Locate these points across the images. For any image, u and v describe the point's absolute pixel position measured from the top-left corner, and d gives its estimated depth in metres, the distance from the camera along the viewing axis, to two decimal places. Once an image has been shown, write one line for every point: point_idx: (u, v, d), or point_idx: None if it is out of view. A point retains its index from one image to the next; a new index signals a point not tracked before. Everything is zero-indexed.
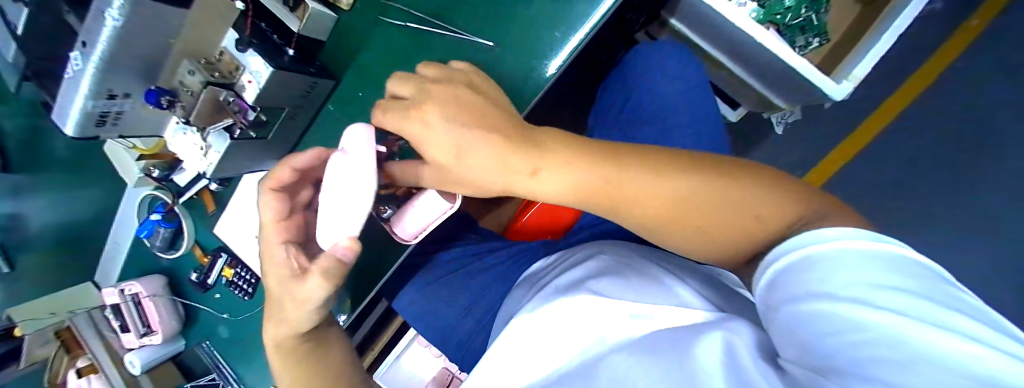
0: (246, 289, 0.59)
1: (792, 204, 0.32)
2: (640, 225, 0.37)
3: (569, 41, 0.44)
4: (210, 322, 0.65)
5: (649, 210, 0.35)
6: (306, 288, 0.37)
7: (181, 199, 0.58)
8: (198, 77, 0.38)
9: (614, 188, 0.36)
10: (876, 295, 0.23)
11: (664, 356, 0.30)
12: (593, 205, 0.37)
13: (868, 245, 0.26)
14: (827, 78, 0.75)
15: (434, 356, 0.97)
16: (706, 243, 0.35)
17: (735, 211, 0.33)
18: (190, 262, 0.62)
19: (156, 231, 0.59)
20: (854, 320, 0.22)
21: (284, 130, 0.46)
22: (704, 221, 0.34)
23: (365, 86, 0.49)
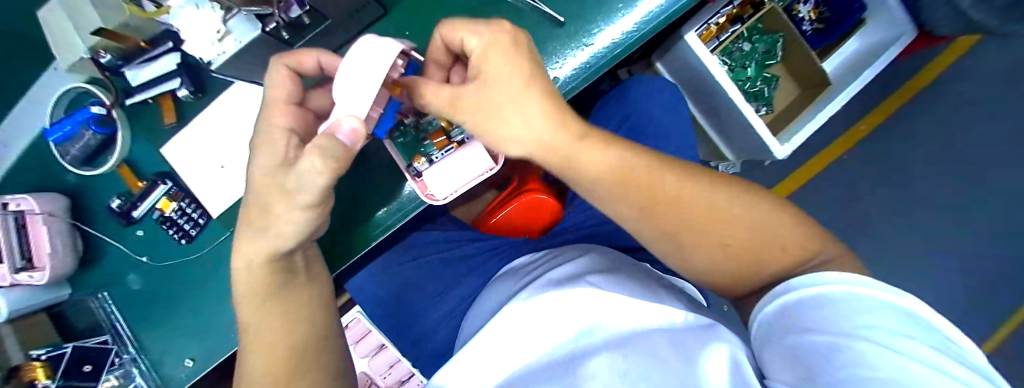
0: (186, 232, 0.48)
1: (806, 244, 0.36)
2: (663, 232, 0.38)
3: (626, 33, 0.47)
4: (120, 268, 0.51)
5: (682, 214, 0.37)
6: (297, 173, 0.29)
7: (130, 101, 0.46)
8: None
9: (652, 183, 0.38)
10: (886, 338, 0.25)
11: (667, 358, 0.32)
12: (629, 200, 0.38)
13: (883, 295, 0.28)
14: (775, 141, 0.88)
15: (359, 357, 0.88)
16: (721, 262, 0.38)
17: (760, 239, 0.37)
18: (111, 186, 0.49)
19: (78, 134, 0.46)
20: (866, 355, 0.24)
21: (316, 43, 0.40)
22: (726, 236, 0.37)
23: (415, 27, 0.47)
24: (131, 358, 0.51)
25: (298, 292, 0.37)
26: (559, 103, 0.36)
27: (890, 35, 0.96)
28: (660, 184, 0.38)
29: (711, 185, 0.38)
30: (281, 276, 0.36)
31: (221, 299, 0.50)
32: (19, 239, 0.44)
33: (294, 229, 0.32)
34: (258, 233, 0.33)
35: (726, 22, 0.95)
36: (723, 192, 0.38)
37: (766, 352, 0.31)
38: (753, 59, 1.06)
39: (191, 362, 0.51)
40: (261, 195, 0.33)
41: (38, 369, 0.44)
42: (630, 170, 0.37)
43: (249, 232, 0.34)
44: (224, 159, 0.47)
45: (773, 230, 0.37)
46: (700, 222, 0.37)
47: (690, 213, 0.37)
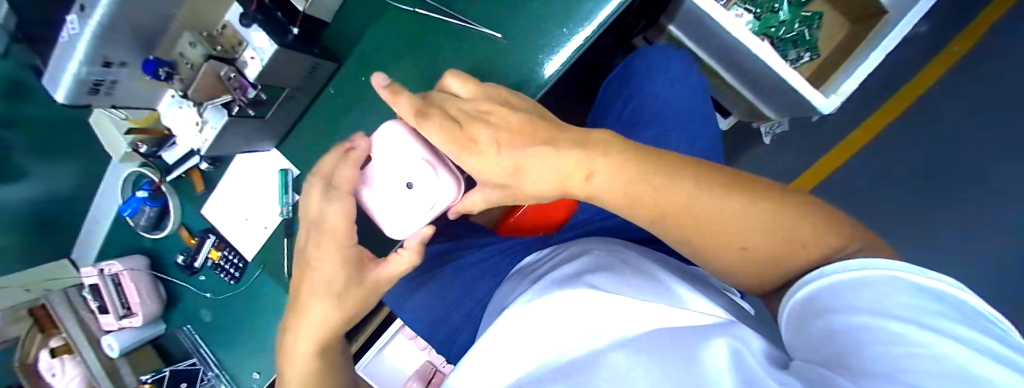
0: (233, 273, 0.58)
1: (834, 233, 0.31)
2: (686, 245, 0.36)
3: (572, 38, 0.44)
4: (193, 304, 0.63)
5: (692, 228, 0.34)
6: (389, 267, 0.42)
7: (168, 177, 0.55)
8: (199, 50, 0.37)
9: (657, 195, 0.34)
10: (925, 317, 0.21)
11: (663, 355, 0.24)
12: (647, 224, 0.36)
13: (920, 278, 0.23)
14: (816, 93, 0.74)
15: (420, 349, 0.96)
16: (754, 259, 0.33)
17: (777, 237, 0.32)
18: (175, 244, 0.60)
19: (139, 209, 0.57)
20: (897, 334, 0.20)
21: (283, 111, 0.45)
22: (746, 241, 0.33)
23: (367, 70, 0.49)
24: (216, 373, 0.64)
25: (331, 365, 0.42)
26: (524, 116, 0.38)
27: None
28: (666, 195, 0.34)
29: (717, 180, 0.34)
30: (323, 357, 0.42)
31: (269, 321, 0.60)
32: (116, 293, 0.60)
33: (337, 317, 0.41)
34: (307, 315, 0.41)
35: None
36: (733, 188, 0.33)
37: (791, 345, 0.26)
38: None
39: (259, 374, 0.62)
40: (314, 284, 0.41)
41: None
42: (633, 183, 0.35)
43: (294, 318, 0.42)
44: (247, 214, 0.55)
45: (795, 223, 0.32)
46: (708, 228, 0.34)
47: (695, 220, 0.34)
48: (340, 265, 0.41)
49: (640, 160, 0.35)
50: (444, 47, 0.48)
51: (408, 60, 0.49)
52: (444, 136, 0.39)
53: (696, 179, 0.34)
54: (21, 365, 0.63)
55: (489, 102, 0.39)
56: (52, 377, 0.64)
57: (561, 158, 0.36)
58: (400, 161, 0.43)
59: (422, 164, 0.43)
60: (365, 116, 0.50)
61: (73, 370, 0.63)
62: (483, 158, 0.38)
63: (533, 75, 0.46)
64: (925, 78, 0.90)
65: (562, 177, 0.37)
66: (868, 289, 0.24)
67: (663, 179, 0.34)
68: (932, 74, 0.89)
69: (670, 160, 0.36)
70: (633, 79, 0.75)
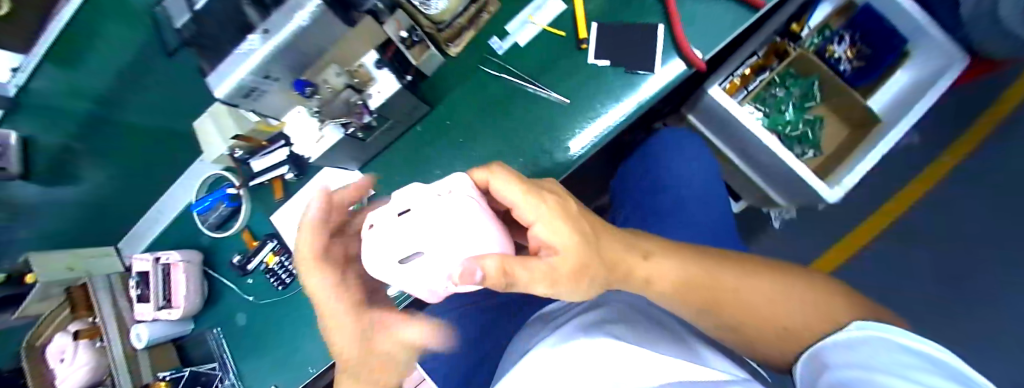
0: (283, 280, 0.61)
1: (849, 307, 0.38)
2: (731, 322, 0.41)
3: (626, 109, 0.55)
4: (232, 306, 0.65)
5: (749, 306, 0.40)
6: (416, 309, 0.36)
7: (252, 182, 0.61)
8: (342, 80, 0.45)
9: (712, 282, 0.41)
10: (898, 362, 0.29)
11: None
12: (699, 312, 0.41)
13: (899, 338, 0.32)
14: (822, 183, 0.83)
15: None
16: (786, 324, 0.39)
17: (814, 314, 0.38)
18: (235, 245, 0.64)
19: (215, 206, 0.62)
20: (870, 366, 0.29)
21: (381, 136, 0.53)
22: (787, 320, 0.39)
23: (454, 115, 0.58)
24: (232, 382, 0.64)
25: None
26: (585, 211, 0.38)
27: (936, 63, 0.91)
28: (721, 280, 0.41)
29: (746, 270, 0.42)
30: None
31: (305, 333, 0.62)
32: (162, 286, 0.62)
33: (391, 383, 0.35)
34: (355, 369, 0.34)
35: (749, 73, 1.01)
36: (760, 275, 0.42)
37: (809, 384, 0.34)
38: (790, 103, 1.05)
39: None
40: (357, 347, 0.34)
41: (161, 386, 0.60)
42: (698, 277, 0.41)
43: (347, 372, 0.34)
44: None
45: (818, 300, 0.39)
46: (757, 311, 0.40)
47: (742, 303, 0.40)
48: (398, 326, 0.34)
49: (688, 252, 0.42)
50: (519, 103, 0.57)
51: (488, 109, 0.57)
52: (521, 187, 0.35)
53: (724, 264, 0.42)
54: (29, 347, 0.65)
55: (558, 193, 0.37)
56: (59, 363, 0.65)
57: (629, 251, 0.39)
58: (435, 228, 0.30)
59: (482, 239, 0.30)
60: (447, 150, 0.58)
61: (84, 360, 0.64)
62: (552, 221, 0.34)
63: (594, 134, 0.55)
64: (923, 181, 0.97)
65: (626, 258, 0.39)
66: (862, 344, 0.32)
67: (709, 269, 0.41)
68: (936, 175, 0.96)
69: (711, 256, 0.43)
70: (661, 152, 0.85)
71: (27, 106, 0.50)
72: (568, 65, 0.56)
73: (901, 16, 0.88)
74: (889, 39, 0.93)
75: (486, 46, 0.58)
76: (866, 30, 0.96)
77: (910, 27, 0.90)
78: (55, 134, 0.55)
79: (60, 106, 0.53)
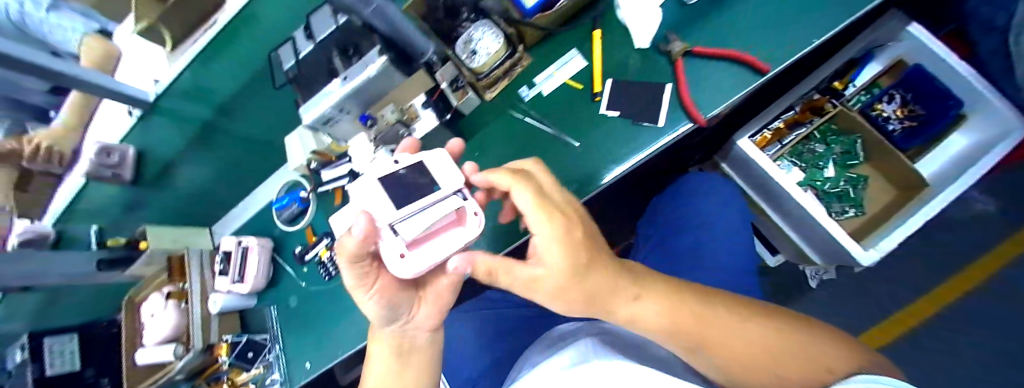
0: (331, 271, 0.74)
1: (842, 358, 0.42)
2: (717, 363, 0.43)
3: (634, 156, 0.61)
4: (289, 289, 0.79)
5: (735, 353, 0.43)
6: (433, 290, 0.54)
7: (320, 189, 0.75)
8: (394, 115, 0.58)
9: (699, 320, 0.45)
10: None
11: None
12: (688, 348, 0.44)
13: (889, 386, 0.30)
14: (857, 245, 0.83)
15: None
16: (775, 360, 0.43)
17: (800, 363, 0.42)
18: (298, 238, 0.79)
19: (291, 205, 0.78)
20: None
21: None
22: (775, 370, 0.42)
23: (482, 149, 0.68)
24: (276, 354, 0.77)
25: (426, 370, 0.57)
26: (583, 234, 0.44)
27: (997, 129, 0.87)
28: (712, 320, 0.45)
29: (741, 320, 0.45)
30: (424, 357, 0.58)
31: (341, 320, 0.73)
32: (239, 263, 0.77)
33: (422, 374, 0.56)
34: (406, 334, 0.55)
35: (784, 127, 1.02)
36: (760, 325, 0.45)
37: None
38: (828, 161, 1.05)
39: (309, 365, 0.74)
40: (400, 346, 0.55)
41: (223, 347, 0.75)
42: (679, 315, 0.44)
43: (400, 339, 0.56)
44: None
45: (805, 348, 0.43)
46: (752, 357, 0.43)
47: (738, 352, 0.43)
48: (430, 329, 0.56)
49: (682, 297, 0.46)
50: (542, 141, 0.66)
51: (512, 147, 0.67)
52: (535, 199, 0.44)
53: (718, 310, 0.46)
54: (130, 301, 0.80)
55: (565, 209, 0.44)
56: (149, 317, 0.78)
57: (620, 283, 0.45)
58: (404, 234, 0.48)
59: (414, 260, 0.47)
60: None
61: (170, 316, 0.77)
62: (551, 242, 0.42)
63: (604, 173, 0.62)
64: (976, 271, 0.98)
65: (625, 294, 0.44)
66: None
67: (698, 309, 0.45)
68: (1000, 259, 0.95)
69: (710, 301, 0.47)
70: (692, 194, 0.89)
71: (160, 114, 0.68)
72: (581, 113, 0.65)
73: (953, 77, 0.88)
74: (943, 100, 0.92)
75: (516, 92, 0.68)
76: (916, 90, 0.95)
77: (964, 90, 0.89)
78: (167, 145, 0.74)
79: (187, 115, 0.71)
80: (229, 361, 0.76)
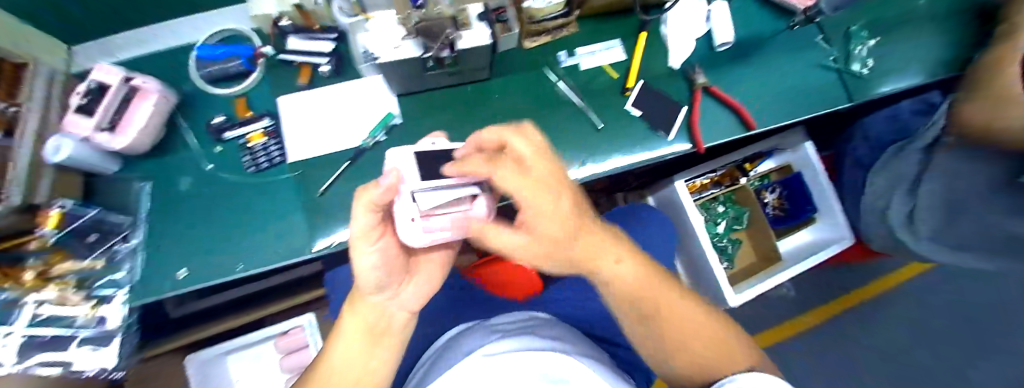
0: (259, 163, 0.58)
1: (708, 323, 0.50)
2: (655, 332, 0.49)
3: (638, 155, 0.63)
4: (183, 166, 0.59)
5: (666, 318, 0.49)
6: (429, 255, 0.49)
7: (279, 56, 0.59)
8: (450, 9, 0.47)
9: (587, 246, 0.46)
10: None
11: None
12: (627, 302, 0.49)
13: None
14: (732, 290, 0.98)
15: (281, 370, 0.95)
16: (702, 357, 0.47)
17: (707, 334, 0.49)
18: (222, 106, 0.60)
19: (226, 59, 0.58)
20: None
21: (437, 75, 0.56)
22: (682, 331, 0.49)
23: (503, 92, 0.63)
24: (135, 244, 0.56)
25: (394, 357, 0.47)
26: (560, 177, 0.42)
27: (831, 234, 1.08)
28: (603, 266, 0.48)
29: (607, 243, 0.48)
30: (386, 340, 0.46)
31: (252, 230, 0.57)
32: (118, 108, 0.53)
33: (392, 360, 0.47)
34: (382, 309, 0.45)
35: (706, 183, 1.13)
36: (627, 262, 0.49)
37: None
38: (724, 220, 1.18)
39: (185, 274, 0.55)
40: (376, 325, 0.45)
41: (53, 216, 0.48)
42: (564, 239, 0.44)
43: (374, 315, 0.45)
44: (322, 132, 0.58)
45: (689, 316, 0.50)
46: (648, 299, 0.49)
47: (643, 295, 0.49)
48: (413, 309, 0.48)
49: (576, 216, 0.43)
50: (566, 108, 0.64)
51: (534, 103, 0.64)
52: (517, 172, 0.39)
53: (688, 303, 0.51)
54: None
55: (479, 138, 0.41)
56: None
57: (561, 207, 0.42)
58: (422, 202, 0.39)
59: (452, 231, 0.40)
60: (485, 120, 0.63)
61: None
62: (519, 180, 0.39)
63: (609, 159, 0.63)
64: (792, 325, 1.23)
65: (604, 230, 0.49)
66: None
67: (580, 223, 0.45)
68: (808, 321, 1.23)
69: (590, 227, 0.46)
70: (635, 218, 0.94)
71: None
72: (608, 99, 0.65)
73: (818, 189, 1.07)
74: (805, 204, 1.11)
75: (554, 53, 0.65)
76: (792, 191, 1.14)
77: (821, 200, 1.08)
78: None
79: None
80: (53, 237, 0.49)
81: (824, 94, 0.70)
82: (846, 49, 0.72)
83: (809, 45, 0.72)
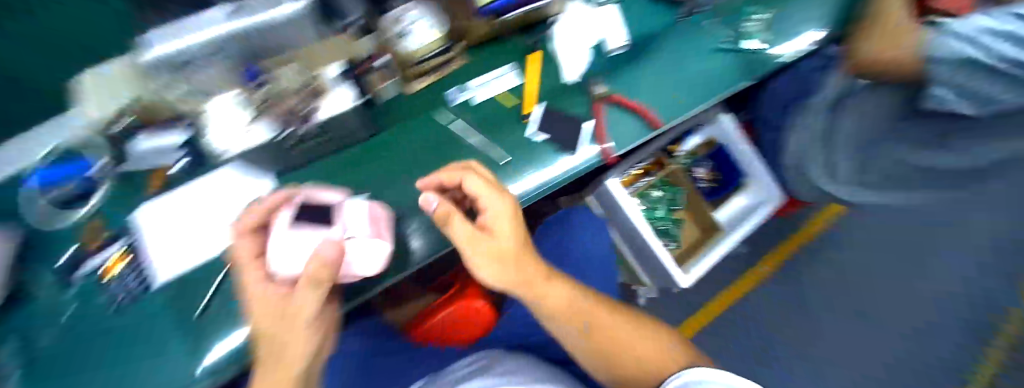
0: (126, 294, 0.50)
1: (655, 343, 0.53)
2: (589, 349, 0.53)
3: (535, 172, 0.59)
4: (36, 320, 0.50)
5: (610, 338, 0.54)
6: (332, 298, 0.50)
7: (127, 163, 0.54)
8: (297, 81, 0.46)
9: (533, 287, 0.51)
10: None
11: None
12: (573, 327, 0.53)
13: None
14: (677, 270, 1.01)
15: None
16: (645, 370, 0.51)
17: (649, 347, 0.53)
18: (70, 237, 0.54)
19: (60, 182, 0.52)
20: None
21: (310, 147, 0.51)
22: (630, 352, 0.52)
23: (394, 145, 0.58)
24: None
25: None
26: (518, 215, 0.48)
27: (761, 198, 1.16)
28: (549, 296, 0.52)
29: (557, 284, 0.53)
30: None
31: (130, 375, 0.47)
32: None
33: None
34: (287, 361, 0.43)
35: (637, 173, 1.14)
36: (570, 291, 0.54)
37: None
38: (661, 203, 1.16)
39: None
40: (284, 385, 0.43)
41: None
42: (516, 283, 0.49)
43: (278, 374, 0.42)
44: (185, 239, 0.52)
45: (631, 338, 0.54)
46: (581, 318, 0.54)
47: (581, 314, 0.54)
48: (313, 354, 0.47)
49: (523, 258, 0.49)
50: (464, 148, 0.60)
51: (427, 150, 0.59)
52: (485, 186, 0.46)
53: (626, 319, 0.57)
54: None
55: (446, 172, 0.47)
56: None
57: (506, 237, 0.48)
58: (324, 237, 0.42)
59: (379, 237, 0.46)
60: (379, 178, 0.57)
61: None
62: (490, 194, 0.46)
63: (509, 184, 0.57)
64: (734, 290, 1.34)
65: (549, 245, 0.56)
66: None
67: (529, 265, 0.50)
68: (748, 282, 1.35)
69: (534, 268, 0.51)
70: (568, 225, 0.91)
71: None
72: (505, 127, 0.61)
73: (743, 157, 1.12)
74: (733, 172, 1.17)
75: (442, 93, 0.62)
76: (719, 162, 1.18)
77: (745, 165, 1.14)
78: None
79: None
80: None
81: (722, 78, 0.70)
82: (734, 30, 0.73)
83: (697, 32, 0.72)
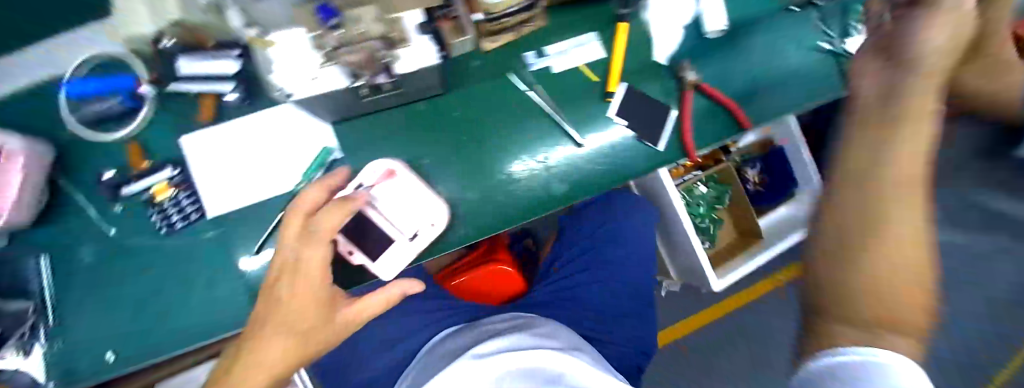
0: (171, 222, 0.48)
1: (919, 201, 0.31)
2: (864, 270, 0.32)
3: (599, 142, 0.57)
4: (81, 234, 0.48)
5: (871, 226, 0.31)
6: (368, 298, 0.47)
7: (170, 86, 0.48)
8: (378, 27, 0.37)
9: (883, 123, 0.33)
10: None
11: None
12: (840, 223, 0.32)
13: None
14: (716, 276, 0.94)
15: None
16: (905, 298, 0.31)
17: (923, 253, 0.31)
18: (114, 155, 0.49)
19: (107, 95, 0.48)
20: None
21: (379, 100, 0.46)
22: (902, 253, 0.30)
23: (463, 108, 0.55)
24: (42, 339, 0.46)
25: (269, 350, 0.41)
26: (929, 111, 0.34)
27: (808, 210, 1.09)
28: (892, 162, 0.31)
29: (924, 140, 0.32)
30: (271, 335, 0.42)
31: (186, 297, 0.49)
32: None
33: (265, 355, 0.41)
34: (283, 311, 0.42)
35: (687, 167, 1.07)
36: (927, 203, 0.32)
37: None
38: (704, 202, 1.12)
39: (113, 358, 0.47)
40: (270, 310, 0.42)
41: None
42: (920, 175, 0.30)
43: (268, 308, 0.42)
44: (246, 171, 0.50)
45: (881, 212, 0.31)
46: (869, 209, 0.31)
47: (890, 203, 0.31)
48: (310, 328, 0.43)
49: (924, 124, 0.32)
50: (532, 115, 0.56)
51: (494, 115, 0.55)
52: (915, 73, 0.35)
53: (898, 246, 0.31)
54: None
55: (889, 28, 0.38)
56: None
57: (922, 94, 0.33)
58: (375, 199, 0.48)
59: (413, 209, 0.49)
60: (444, 143, 0.54)
61: None
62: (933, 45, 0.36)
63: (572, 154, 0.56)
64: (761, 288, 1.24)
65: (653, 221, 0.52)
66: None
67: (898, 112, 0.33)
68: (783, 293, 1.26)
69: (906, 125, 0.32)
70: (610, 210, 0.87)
71: None
72: (578, 100, 0.57)
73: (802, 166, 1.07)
74: (786, 179, 1.11)
75: (520, 55, 0.56)
76: (772, 166, 1.13)
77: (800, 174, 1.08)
78: None
79: None
80: None
81: (814, 85, 0.64)
82: (842, 26, 0.64)
83: (804, 25, 0.64)
